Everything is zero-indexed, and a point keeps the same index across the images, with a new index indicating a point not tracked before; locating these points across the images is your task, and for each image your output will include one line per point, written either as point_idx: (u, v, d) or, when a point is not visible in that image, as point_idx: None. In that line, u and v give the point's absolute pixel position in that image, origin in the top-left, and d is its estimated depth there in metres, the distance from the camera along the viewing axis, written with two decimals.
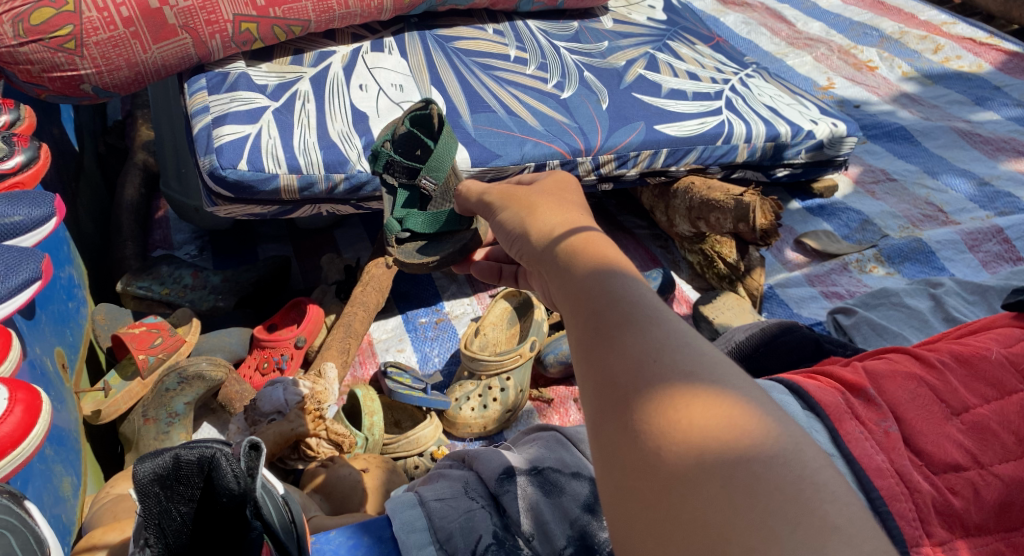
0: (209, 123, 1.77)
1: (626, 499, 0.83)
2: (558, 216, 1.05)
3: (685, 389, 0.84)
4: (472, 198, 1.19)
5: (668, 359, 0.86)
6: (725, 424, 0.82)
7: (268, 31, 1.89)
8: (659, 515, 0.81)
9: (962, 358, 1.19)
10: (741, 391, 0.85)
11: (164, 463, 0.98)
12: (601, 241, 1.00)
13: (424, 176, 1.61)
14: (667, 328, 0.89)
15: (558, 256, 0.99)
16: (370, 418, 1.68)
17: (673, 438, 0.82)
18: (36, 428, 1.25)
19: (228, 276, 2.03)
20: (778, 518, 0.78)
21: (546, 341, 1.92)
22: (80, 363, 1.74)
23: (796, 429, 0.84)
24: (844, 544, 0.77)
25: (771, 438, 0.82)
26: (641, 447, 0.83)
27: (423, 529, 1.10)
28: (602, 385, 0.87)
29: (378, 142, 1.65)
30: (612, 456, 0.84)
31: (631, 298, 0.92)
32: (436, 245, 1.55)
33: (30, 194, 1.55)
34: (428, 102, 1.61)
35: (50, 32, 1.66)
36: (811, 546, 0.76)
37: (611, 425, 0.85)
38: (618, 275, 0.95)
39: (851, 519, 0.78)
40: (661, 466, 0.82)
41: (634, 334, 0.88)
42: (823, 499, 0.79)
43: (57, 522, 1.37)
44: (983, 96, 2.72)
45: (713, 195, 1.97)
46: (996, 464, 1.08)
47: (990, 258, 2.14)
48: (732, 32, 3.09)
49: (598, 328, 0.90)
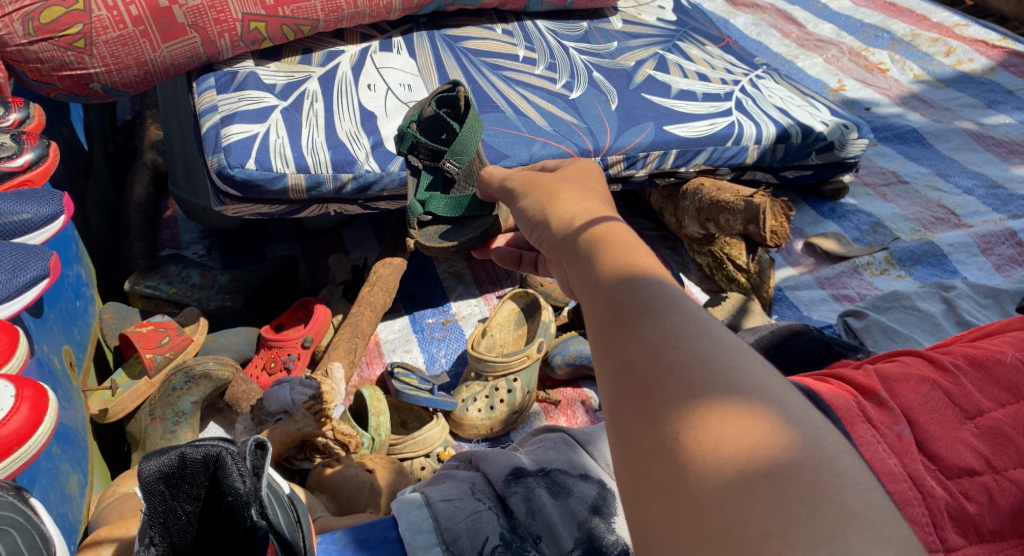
0: (217, 122, 1.77)
1: (643, 484, 0.82)
2: (581, 203, 1.04)
3: (705, 375, 0.83)
4: (495, 183, 1.18)
5: (688, 346, 0.85)
6: (745, 411, 0.81)
7: (277, 30, 1.89)
8: (676, 500, 0.80)
9: (976, 361, 1.17)
10: (762, 377, 0.84)
11: (169, 461, 0.97)
12: (620, 229, 0.98)
13: (449, 159, 1.62)
14: (687, 316, 0.88)
15: (577, 244, 0.98)
16: (376, 418, 1.68)
17: (692, 425, 0.81)
18: (42, 426, 1.25)
19: (236, 276, 2.03)
20: (797, 504, 0.77)
21: (554, 343, 1.91)
22: (87, 362, 1.74)
23: (817, 415, 0.83)
24: (863, 529, 0.76)
25: (791, 424, 0.81)
26: (659, 435, 0.82)
27: (429, 530, 1.09)
28: (620, 371, 0.86)
29: (404, 123, 1.65)
30: (630, 442, 0.84)
31: (650, 285, 0.90)
32: (457, 229, 1.55)
33: (39, 193, 1.55)
34: (456, 84, 1.63)
35: (60, 30, 1.67)
36: (830, 531, 0.76)
37: (629, 412, 0.84)
38: (637, 262, 0.93)
39: (871, 504, 0.78)
40: (680, 453, 0.81)
41: (653, 321, 0.87)
42: (842, 484, 0.78)
43: (63, 520, 1.37)
44: (996, 99, 2.70)
45: (723, 196, 1.95)
46: (1011, 469, 1.07)
47: (1004, 261, 2.12)
48: (742, 33, 3.08)
49: (617, 315, 0.89)
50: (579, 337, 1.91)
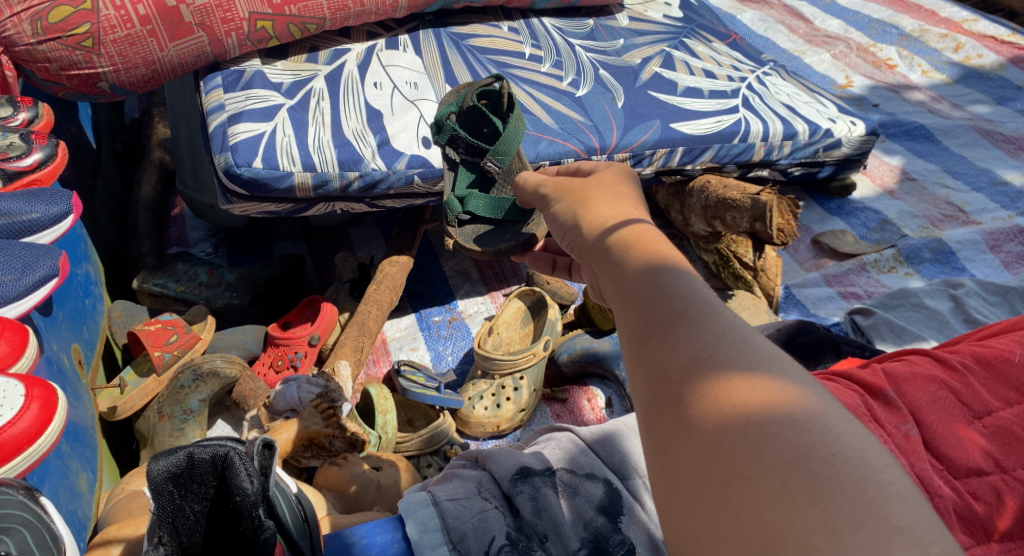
0: (224, 121, 1.78)
1: (681, 494, 0.85)
2: (613, 208, 1.06)
3: (742, 386, 0.86)
4: (528, 193, 1.19)
5: (723, 356, 0.88)
6: (782, 419, 0.83)
7: (284, 29, 1.89)
8: (715, 509, 0.82)
9: (985, 361, 1.17)
10: (800, 388, 0.85)
11: (177, 461, 0.97)
12: (651, 235, 1.01)
13: (490, 158, 1.65)
14: (722, 324, 0.90)
15: (608, 249, 1.01)
16: (383, 416, 1.67)
17: (729, 435, 0.84)
18: (51, 425, 1.26)
19: (243, 274, 2.03)
20: (840, 518, 0.79)
21: (560, 341, 1.93)
22: (96, 360, 1.75)
23: (860, 428, 0.84)
24: (908, 545, 0.77)
25: (832, 434, 0.83)
26: (696, 443, 0.85)
27: (437, 530, 1.08)
28: (655, 380, 0.89)
29: (444, 114, 1.68)
30: (666, 452, 0.86)
31: (683, 293, 0.93)
32: (498, 233, 1.57)
33: (47, 192, 1.56)
34: (500, 80, 1.67)
35: (67, 30, 1.67)
36: (874, 547, 0.77)
37: (666, 420, 0.87)
38: (671, 268, 0.96)
39: (918, 519, 0.79)
40: (718, 461, 0.83)
41: (687, 330, 0.90)
42: (886, 499, 0.79)
43: (73, 517, 1.38)
44: (1005, 95, 2.68)
45: (729, 194, 1.94)
46: (1019, 468, 1.07)
47: (1011, 259, 2.13)
48: (749, 29, 3.06)
49: (650, 322, 0.92)
50: (586, 335, 1.92)
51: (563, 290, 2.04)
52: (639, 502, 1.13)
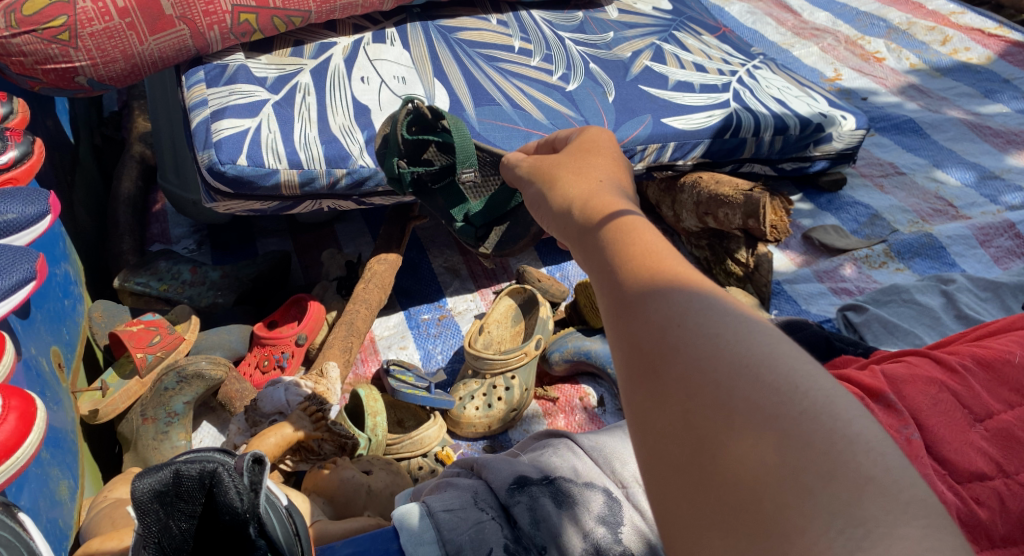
0: (207, 117, 1.73)
1: (661, 465, 0.82)
2: (586, 189, 1.05)
3: (711, 352, 0.83)
4: None
5: (692, 324, 0.86)
6: (750, 380, 0.81)
7: (267, 22, 1.85)
8: (693, 477, 0.80)
9: (984, 362, 1.16)
10: (767, 348, 0.83)
11: (164, 478, 0.94)
12: (626, 213, 1.00)
13: (462, 171, 1.53)
14: (689, 292, 0.88)
15: (583, 230, 1.01)
16: (373, 418, 1.64)
17: (703, 401, 0.82)
18: (30, 437, 1.22)
19: (227, 272, 1.99)
20: (810, 473, 0.77)
21: (551, 340, 1.89)
22: (77, 362, 1.71)
23: (830, 383, 0.81)
24: (879, 494, 0.75)
25: (799, 392, 0.80)
26: (671, 412, 0.83)
27: (432, 542, 1.07)
28: (629, 353, 0.88)
29: (396, 167, 1.58)
30: (643, 423, 0.85)
31: (649, 266, 0.92)
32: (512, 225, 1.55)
33: (23, 191, 1.52)
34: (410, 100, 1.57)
35: (43, 23, 1.62)
36: (844, 499, 0.75)
37: (642, 392, 0.86)
38: (639, 240, 0.95)
39: (888, 469, 0.76)
40: (694, 428, 0.81)
41: (656, 302, 0.89)
42: (857, 451, 0.77)
43: (53, 526, 1.34)
44: (993, 88, 2.68)
45: (722, 190, 1.91)
46: (1021, 472, 1.06)
47: (1002, 253, 2.12)
48: (738, 22, 3.03)
49: (622, 298, 0.91)
50: (577, 334, 1.90)
51: (555, 288, 1.99)
52: (638, 512, 1.11)
